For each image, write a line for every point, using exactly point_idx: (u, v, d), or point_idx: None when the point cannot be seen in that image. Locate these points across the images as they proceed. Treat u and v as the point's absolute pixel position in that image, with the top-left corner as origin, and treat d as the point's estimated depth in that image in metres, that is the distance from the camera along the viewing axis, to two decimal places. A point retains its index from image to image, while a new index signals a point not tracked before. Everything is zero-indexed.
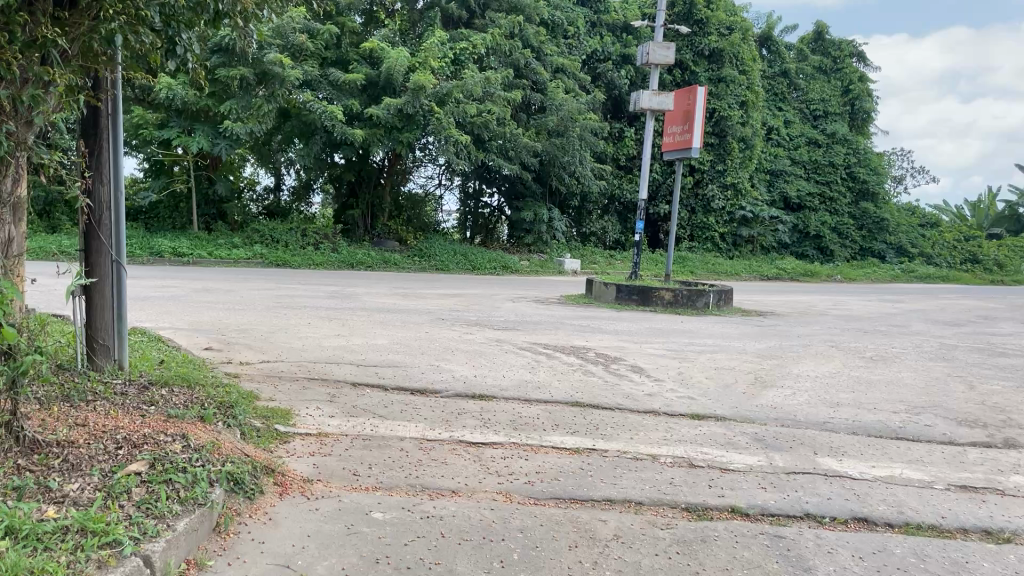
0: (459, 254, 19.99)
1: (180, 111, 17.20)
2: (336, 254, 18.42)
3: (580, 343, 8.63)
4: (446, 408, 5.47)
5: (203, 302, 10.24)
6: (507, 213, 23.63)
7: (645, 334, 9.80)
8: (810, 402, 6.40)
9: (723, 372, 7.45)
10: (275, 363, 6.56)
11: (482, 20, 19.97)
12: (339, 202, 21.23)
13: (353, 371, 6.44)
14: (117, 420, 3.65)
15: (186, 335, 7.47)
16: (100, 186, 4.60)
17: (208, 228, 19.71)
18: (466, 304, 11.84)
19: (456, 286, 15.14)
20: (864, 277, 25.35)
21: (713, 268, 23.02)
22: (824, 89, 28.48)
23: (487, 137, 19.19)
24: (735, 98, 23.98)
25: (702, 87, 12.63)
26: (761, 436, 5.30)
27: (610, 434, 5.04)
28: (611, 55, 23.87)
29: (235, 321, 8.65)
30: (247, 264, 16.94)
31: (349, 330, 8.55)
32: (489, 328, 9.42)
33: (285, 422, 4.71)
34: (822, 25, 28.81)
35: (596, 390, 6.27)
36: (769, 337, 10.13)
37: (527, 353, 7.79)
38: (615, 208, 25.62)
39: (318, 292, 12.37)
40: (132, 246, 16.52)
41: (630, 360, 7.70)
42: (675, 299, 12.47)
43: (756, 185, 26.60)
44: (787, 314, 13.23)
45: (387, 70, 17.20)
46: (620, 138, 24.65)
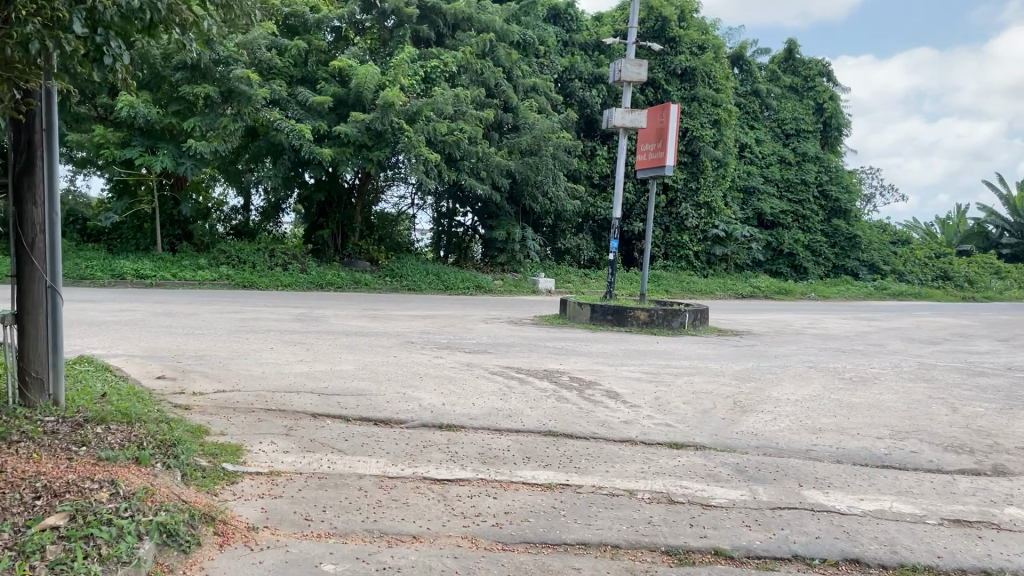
0: (431, 274, 19.70)
1: (143, 130, 16.72)
2: (305, 274, 18.04)
3: (554, 367, 8.35)
4: (410, 440, 5.14)
5: (162, 326, 9.83)
6: (480, 232, 23.36)
7: (620, 356, 9.54)
8: (792, 428, 6.16)
9: (701, 396, 7.20)
10: (230, 393, 6.20)
11: (453, 39, 19.81)
12: (309, 222, 20.89)
13: (314, 401, 6.10)
14: (38, 465, 3.30)
15: (138, 363, 7.08)
16: (31, 207, 4.27)
17: (173, 248, 19.21)
18: (437, 326, 11.52)
19: (428, 307, 14.79)
20: (838, 295, 25.38)
21: (688, 286, 22.91)
22: (795, 108, 28.65)
23: (458, 156, 18.97)
24: (707, 117, 24.08)
25: (675, 105, 12.49)
26: (744, 467, 5.03)
27: (585, 467, 4.75)
28: (583, 74, 23.84)
29: (193, 347, 8.25)
30: (213, 286, 16.49)
31: (313, 355, 8.20)
32: (460, 351, 9.10)
33: (235, 460, 4.36)
34: (792, 45, 29.01)
35: (570, 418, 5.97)
36: (747, 358, 9.92)
37: (498, 378, 7.50)
38: (590, 226, 25.48)
39: (284, 314, 11.99)
40: (93, 268, 15.99)
41: (605, 384, 7.44)
42: (651, 319, 12.24)
43: (729, 204, 26.60)
44: (764, 333, 13.05)
45: (357, 87, 16.95)
46: (593, 157, 24.61)
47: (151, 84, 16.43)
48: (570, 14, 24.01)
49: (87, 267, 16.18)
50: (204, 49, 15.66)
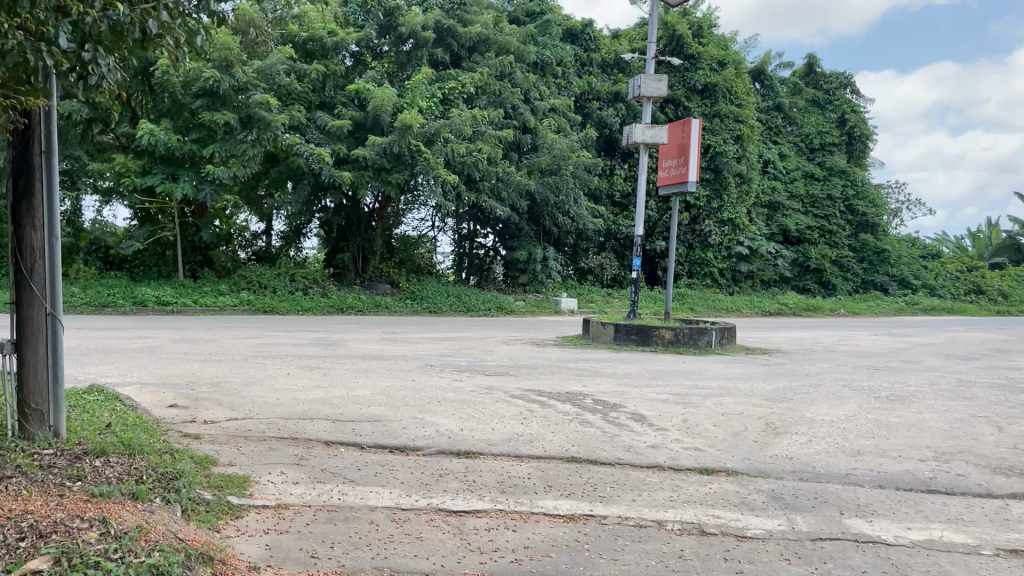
0: (453, 296, 19.53)
1: (163, 158, 16.71)
2: (326, 298, 17.94)
3: (577, 389, 8.08)
4: (426, 469, 4.90)
5: (179, 353, 9.70)
6: (502, 253, 23.18)
7: (646, 376, 9.25)
8: (828, 451, 5.84)
9: (731, 418, 6.89)
10: (241, 421, 6.01)
11: (470, 61, 19.77)
12: (329, 245, 20.89)
13: (327, 428, 5.88)
14: (26, 502, 3.11)
15: (150, 392, 6.92)
16: (31, 232, 4.11)
17: (194, 275, 19.20)
18: (457, 348, 11.28)
19: (449, 329, 14.58)
20: (868, 311, 24.85)
21: (713, 304, 22.56)
22: (819, 122, 28.29)
23: (478, 177, 18.85)
24: (729, 133, 23.84)
25: (697, 119, 12.25)
26: (780, 494, 4.73)
27: (610, 496, 4.49)
28: (601, 94, 23.75)
29: (208, 374, 8.09)
30: (234, 311, 16.42)
31: (330, 381, 8.00)
32: (480, 374, 8.86)
33: (241, 493, 4.15)
34: (813, 59, 28.69)
35: (593, 443, 5.71)
36: (778, 377, 9.58)
37: (519, 401, 7.24)
38: (612, 245, 25.22)
39: (302, 339, 11.82)
40: (115, 296, 15.97)
41: (630, 407, 7.16)
42: (676, 338, 11.94)
43: (754, 220, 26.23)
44: (793, 351, 12.68)
45: (374, 109, 16.93)
46: (613, 176, 24.45)
47: (171, 112, 16.48)
48: (588, 33, 23.93)
49: (109, 294, 16.16)
50: (224, 76, 15.70)
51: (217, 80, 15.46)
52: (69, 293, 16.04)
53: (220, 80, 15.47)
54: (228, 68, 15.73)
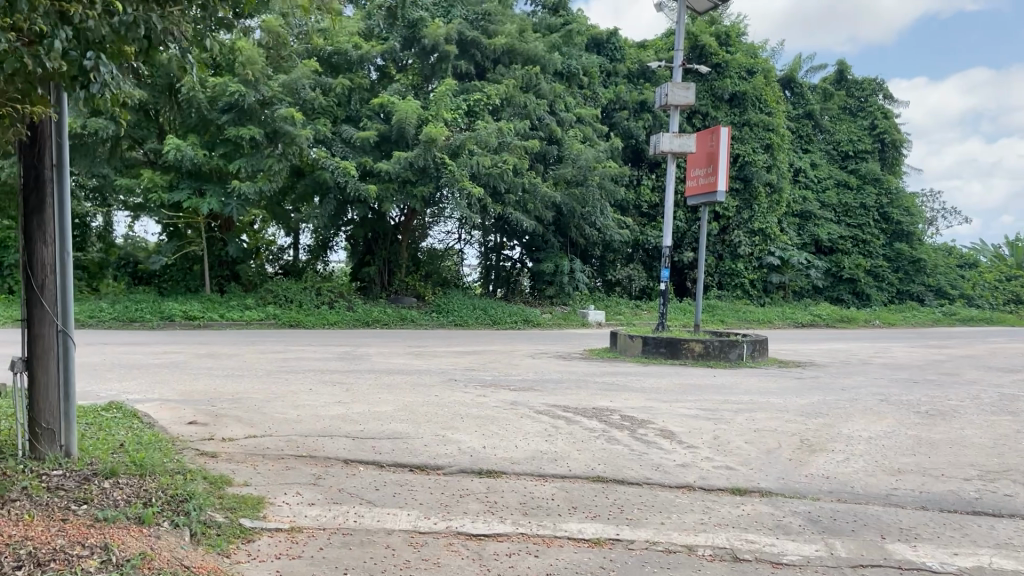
0: (479, 309, 19.41)
1: (190, 173, 16.83)
2: (351, 312, 17.90)
3: (604, 404, 7.87)
4: (446, 489, 4.74)
5: (202, 369, 9.65)
6: (528, 265, 23.06)
7: (675, 391, 9.01)
8: (867, 471, 5.58)
9: (763, 435, 6.65)
10: (260, 438, 5.89)
11: (495, 73, 19.72)
12: (355, 258, 20.94)
13: (347, 446, 5.74)
14: (27, 528, 3.00)
15: (170, 408, 6.85)
16: (43, 247, 4.03)
17: (221, 289, 19.26)
18: (483, 362, 11.12)
19: (475, 343, 14.45)
20: (904, 322, 24.31)
21: (744, 316, 22.22)
22: (851, 130, 27.82)
23: (503, 189, 18.76)
24: (759, 141, 23.53)
25: (726, 127, 12.02)
26: (817, 517, 4.49)
27: (637, 519, 4.28)
28: (627, 104, 23.60)
29: (230, 390, 8.01)
30: (260, 326, 16.42)
31: (351, 396, 7.88)
32: (505, 389, 8.69)
33: (255, 515, 4.01)
34: (844, 66, 28.28)
35: (620, 461, 5.51)
36: (812, 392, 9.29)
37: (544, 417, 7.06)
38: (639, 256, 24.96)
39: (326, 354, 11.73)
40: (143, 311, 16.07)
41: (658, 423, 6.94)
42: (706, 351, 11.67)
43: (785, 230, 25.83)
44: (828, 364, 12.34)
45: (397, 122, 16.91)
46: (640, 186, 24.24)
47: (197, 127, 16.59)
48: (613, 43, 23.78)
49: (137, 309, 16.25)
50: (249, 90, 15.80)
51: (242, 94, 15.55)
52: (98, 308, 16.16)
53: (245, 94, 15.56)
54: (253, 83, 15.82)
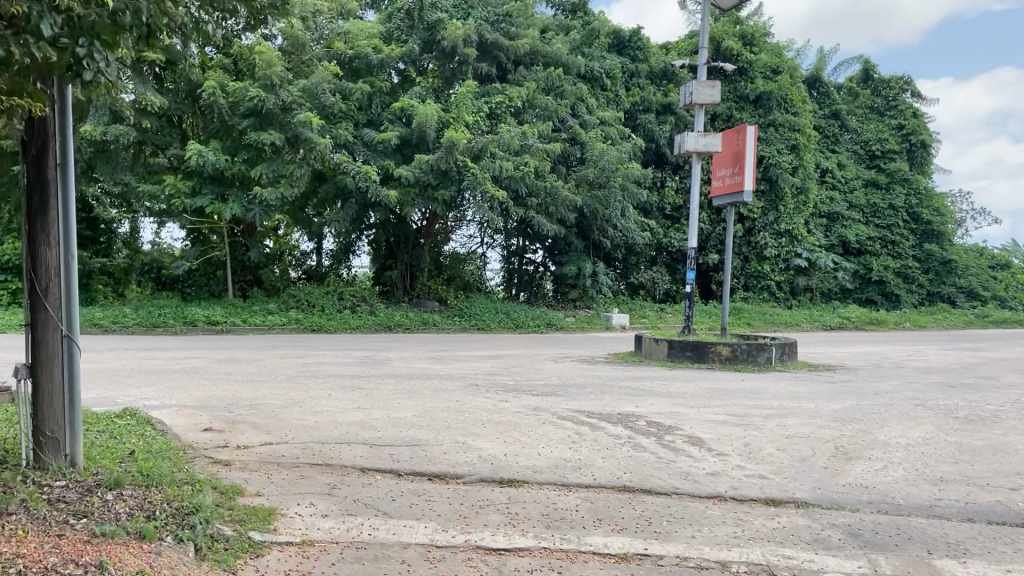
0: (501, 313, 19.22)
1: (212, 178, 16.79)
2: (373, 316, 17.80)
3: (629, 410, 7.64)
4: (466, 500, 4.54)
5: (222, 374, 9.55)
6: (551, 268, 22.86)
7: (702, 395, 8.76)
8: (908, 480, 5.31)
9: (796, 441, 6.38)
10: (275, 446, 5.74)
11: (516, 75, 19.56)
12: (377, 263, 20.86)
13: (364, 454, 5.57)
14: (20, 545, 2.87)
15: (186, 415, 6.73)
16: (47, 250, 3.89)
17: (243, 294, 19.21)
18: (504, 367, 10.94)
19: (497, 347, 14.27)
20: (936, 325, 23.79)
21: (771, 318, 21.83)
22: (879, 129, 27.31)
23: (525, 192, 18.56)
24: (785, 142, 23.15)
25: (752, 125, 11.73)
26: (858, 530, 4.24)
27: (666, 532, 4.06)
28: (651, 105, 23.32)
29: (247, 396, 7.89)
30: (282, 330, 16.37)
31: (371, 402, 7.72)
32: (527, 394, 8.49)
33: (265, 528, 3.83)
34: (871, 64, 27.77)
35: (647, 470, 5.28)
36: (845, 396, 8.99)
37: (567, 423, 6.84)
38: (663, 258, 24.65)
39: (346, 358, 11.61)
40: (166, 316, 16.05)
41: (686, 429, 6.70)
42: (734, 355, 11.39)
43: (812, 231, 25.39)
44: (859, 367, 12.01)
45: (418, 125, 16.78)
46: (663, 188, 23.94)
47: (219, 133, 16.56)
48: (636, 42, 23.52)
49: (161, 314, 16.24)
50: (268, 95, 15.72)
51: (262, 99, 15.50)
52: (121, 314, 16.18)
53: (265, 99, 15.49)
54: (272, 87, 15.75)
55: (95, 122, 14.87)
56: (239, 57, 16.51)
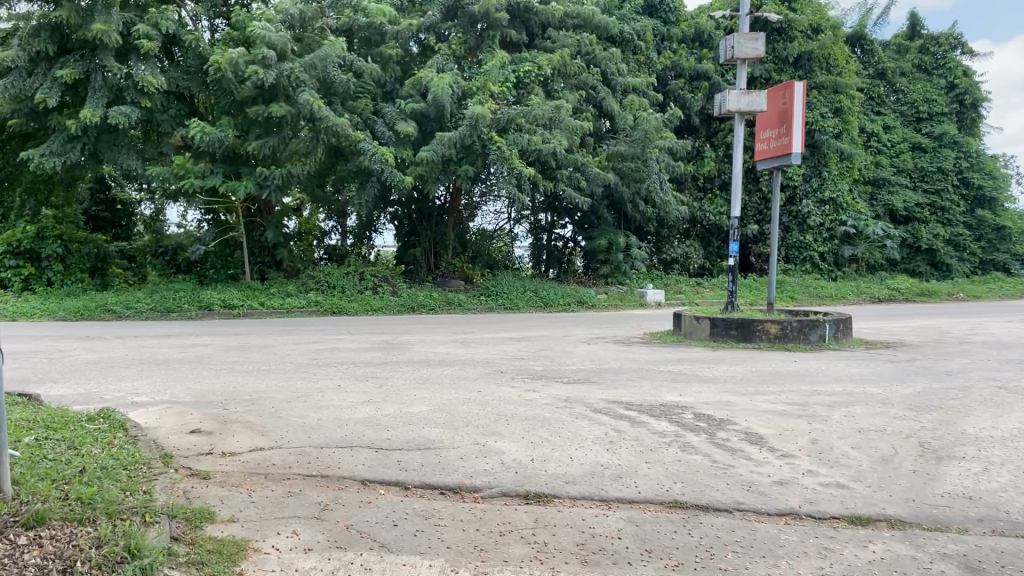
0: (530, 291, 18.38)
1: (219, 156, 15.97)
2: (396, 297, 17.04)
3: (672, 400, 6.76)
4: (484, 524, 3.72)
5: (226, 363, 8.83)
6: (581, 244, 21.87)
7: (753, 380, 7.85)
8: (1020, 487, 4.40)
9: (872, 437, 5.48)
10: (266, 451, 4.98)
11: (543, 40, 18.60)
12: (401, 241, 20.14)
13: (367, 461, 4.78)
14: None
15: (173, 415, 6.01)
16: None
17: (261, 276, 18.36)
18: (533, 350, 10.09)
19: (527, 327, 13.43)
20: (991, 294, 22.55)
21: (816, 292, 20.72)
22: (927, 89, 25.80)
23: (554, 165, 17.58)
24: (827, 104, 21.95)
25: (800, 81, 10.66)
26: (978, 563, 3.34)
27: (735, 570, 3.20)
28: (684, 71, 22.16)
29: (248, 390, 7.15)
30: (301, 313, 15.69)
31: (382, 394, 6.93)
32: (557, 382, 7.64)
33: (228, 572, 3.05)
34: (918, 19, 26.25)
35: (702, 479, 4.42)
36: (913, 378, 8.02)
37: (603, 418, 5.99)
38: (697, 231, 23.60)
39: (364, 343, 10.85)
40: (180, 301, 15.41)
41: (740, 423, 5.83)
42: (783, 334, 10.43)
43: (858, 198, 24.10)
44: (921, 343, 10.98)
45: (434, 97, 15.86)
46: (700, 156, 22.84)
47: (230, 108, 15.77)
48: (666, 4, 22.33)
49: (177, 299, 15.61)
50: (266, 69, 14.67)
51: (263, 73, 14.51)
52: (136, 298, 15.60)
53: (263, 75, 14.46)
54: (269, 62, 14.68)
55: (96, 106, 14.41)
56: (244, 30, 15.58)
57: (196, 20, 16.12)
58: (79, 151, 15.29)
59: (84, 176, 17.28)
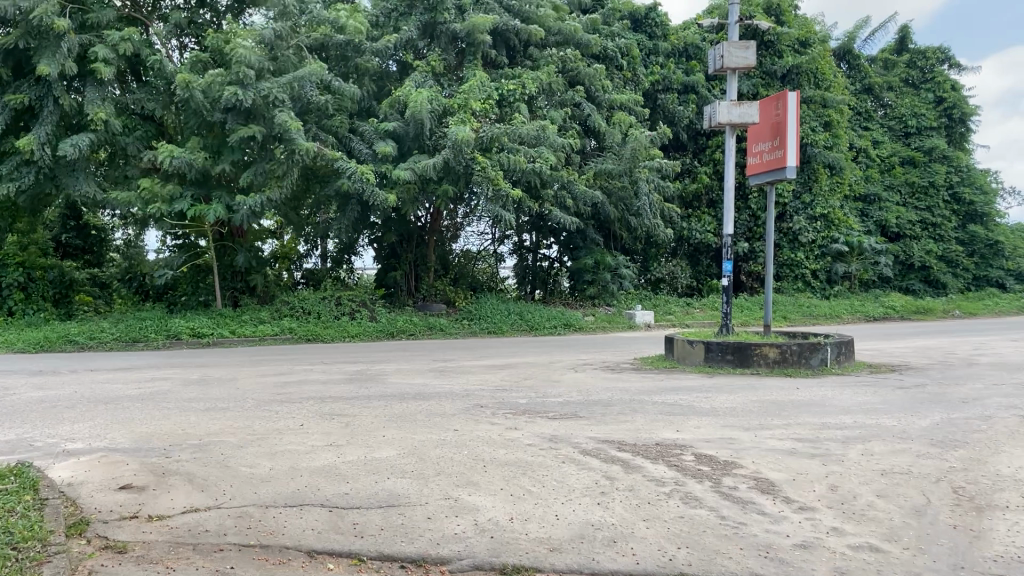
0: (515, 314, 17.69)
1: (187, 178, 15.18)
2: (375, 322, 16.34)
3: (669, 437, 6.10)
4: None
5: (181, 401, 8.09)
6: (568, 264, 21.24)
7: (755, 412, 7.19)
8: None
9: (898, 481, 4.83)
10: (202, 513, 4.28)
11: (527, 58, 18.11)
12: (381, 264, 19.48)
13: (317, 524, 4.08)
14: None
15: (105, 467, 5.27)
16: None
17: (234, 302, 17.56)
18: (516, 380, 9.39)
19: (510, 353, 12.72)
20: (987, 310, 22.11)
21: (809, 311, 20.17)
22: (915, 103, 25.51)
23: (540, 185, 16.97)
24: (818, 119, 21.60)
25: (794, 92, 10.13)
26: None
27: None
28: (673, 84, 21.68)
29: (198, 432, 6.43)
30: (275, 342, 14.93)
31: (347, 436, 6.22)
32: (542, 417, 6.95)
33: None
34: (905, 34, 26.00)
35: (710, 543, 3.76)
36: (929, 407, 7.40)
37: (593, 462, 5.31)
38: (685, 249, 23.05)
39: (336, 374, 10.13)
40: (146, 331, 14.61)
41: (747, 466, 5.16)
42: (783, 358, 9.82)
43: (850, 214, 23.62)
44: (928, 366, 10.36)
45: (413, 115, 15.25)
46: (691, 173, 22.43)
47: (200, 129, 15.03)
48: (652, 19, 21.89)
49: (142, 328, 14.81)
50: (244, 90, 14.02)
51: (241, 93, 13.81)
52: (99, 328, 14.80)
53: (242, 96, 13.80)
54: (247, 82, 14.05)
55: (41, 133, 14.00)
56: (216, 51, 14.92)
57: (165, 41, 15.53)
58: (34, 176, 14.59)
59: (47, 203, 16.62)
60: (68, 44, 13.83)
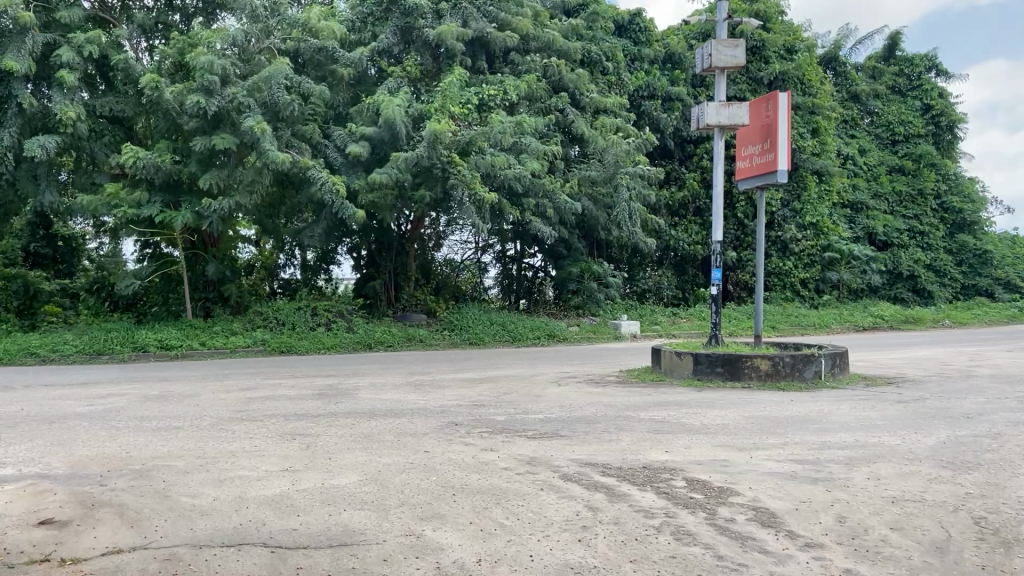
0: (497, 324, 17.18)
1: (155, 184, 14.57)
2: (352, 333, 15.78)
3: (658, 459, 5.59)
4: None
5: (133, 419, 7.51)
6: (552, 273, 20.75)
7: (749, 429, 6.70)
8: None
9: (912, 510, 4.34)
10: (126, 555, 3.73)
11: (506, 63, 17.69)
12: (359, 274, 18.93)
13: (255, 569, 3.54)
14: None
15: (28, 498, 4.71)
16: None
17: (206, 313, 16.89)
18: (495, 395, 8.84)
19: (490, 366, 12.16)
20: (976, 320, 21.82)
21: (798, 320, 19.75)
22: (901, 111, 25.28)
23: (520, 192, 16.47)
24: (806, 126, 21.33)
25: (784, 93, 9.74)
26: None
27: None
28: (657, 91, 21.29)
29: (143, 456, 5.86)
30: (245, 353, 14.36)
31: (305, 460, 5.67)
32: (520, 437, 6.43)
33: None
34: (891, 42, 25.82)
35: None
36: (934, 423, 6.94)
37: (573, 489, 4.80)
38: (671, 258, 22.61)
39: (306, 388, 9.56)
40: (110, 342, 14.01)
41: (744, 493, 4.66)
42: (776, 370, 9.35)
43: (839, 222, 23.29)
44: (925, 379, 9.92)
45: (386, 120, 14.65)
46: (676, 181, 22.07)
47: (169, 133, 14.51)
48: (636, 24, 21.55)
49: (106, 340, 14.20)
50: (209, 97, 13.47)
51: (204, 102, 13.26)
52: (63, 340, 14.18)
53: (204, 103, 13.26)
54: (212, 88, 13.49)
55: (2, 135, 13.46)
56: (181, 51, 14.32)
57: (132, 43, 14.97)
58: None
59: (11, 210, 16.05)
60: (30, 42, 13.31)
